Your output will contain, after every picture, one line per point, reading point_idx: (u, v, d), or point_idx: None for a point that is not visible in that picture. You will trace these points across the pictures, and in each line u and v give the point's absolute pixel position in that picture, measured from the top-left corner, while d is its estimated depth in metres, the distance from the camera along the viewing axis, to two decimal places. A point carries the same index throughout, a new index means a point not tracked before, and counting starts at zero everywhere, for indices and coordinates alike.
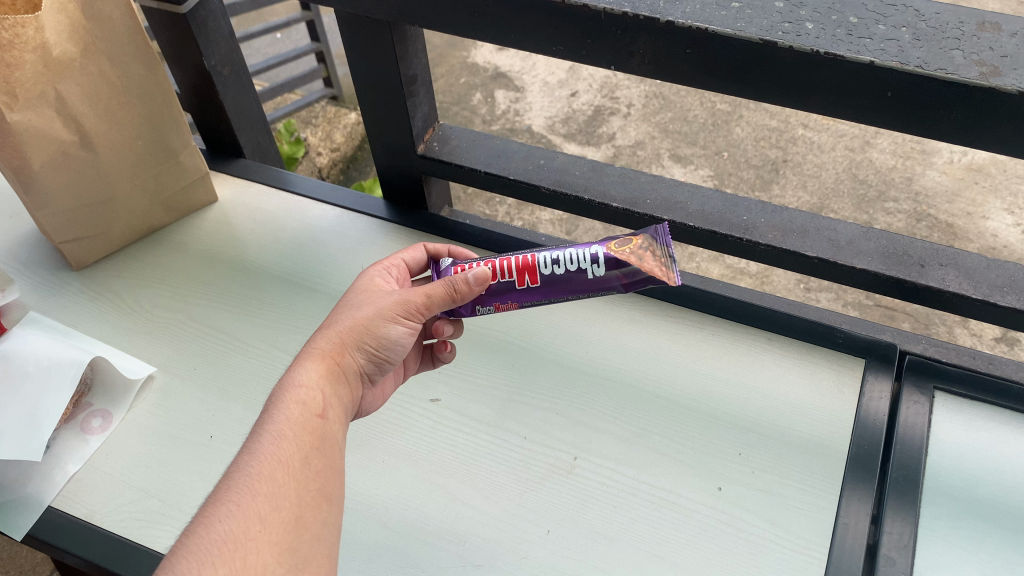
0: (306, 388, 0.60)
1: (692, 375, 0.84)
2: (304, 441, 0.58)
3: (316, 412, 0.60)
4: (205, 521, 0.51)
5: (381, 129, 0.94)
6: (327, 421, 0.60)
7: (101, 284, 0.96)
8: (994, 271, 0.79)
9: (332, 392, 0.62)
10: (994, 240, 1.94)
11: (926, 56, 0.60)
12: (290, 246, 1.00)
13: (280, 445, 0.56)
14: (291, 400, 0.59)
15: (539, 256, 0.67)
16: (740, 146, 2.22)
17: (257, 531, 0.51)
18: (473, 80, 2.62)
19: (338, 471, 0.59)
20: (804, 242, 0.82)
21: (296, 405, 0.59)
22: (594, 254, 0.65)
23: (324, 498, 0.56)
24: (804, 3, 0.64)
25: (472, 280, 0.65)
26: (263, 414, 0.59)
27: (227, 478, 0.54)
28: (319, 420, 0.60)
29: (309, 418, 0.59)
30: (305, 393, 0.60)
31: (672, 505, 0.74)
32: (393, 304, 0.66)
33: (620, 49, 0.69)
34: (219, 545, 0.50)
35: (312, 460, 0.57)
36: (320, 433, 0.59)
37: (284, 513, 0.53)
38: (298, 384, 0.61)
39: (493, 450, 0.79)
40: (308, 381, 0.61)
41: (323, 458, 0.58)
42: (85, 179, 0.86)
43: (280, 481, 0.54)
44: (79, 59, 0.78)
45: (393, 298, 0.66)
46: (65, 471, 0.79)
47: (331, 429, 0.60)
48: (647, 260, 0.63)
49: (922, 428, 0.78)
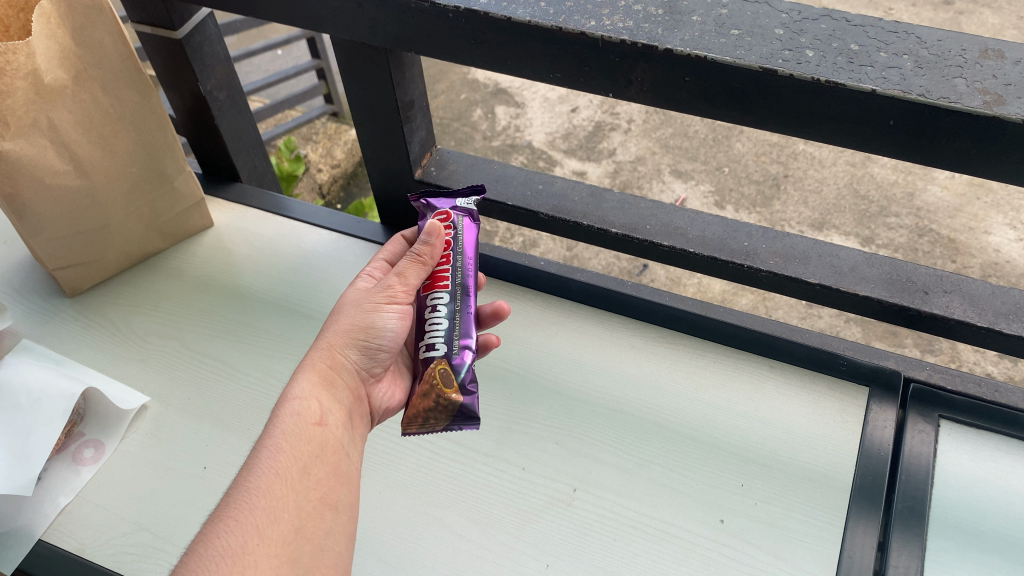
0: (300, 399, 0.61)
1: (693, 404, 0.83)
2: (304, 451, 0.59)
3: (314, 421, 0.61)
4: (205, 538, 0.52)
5: (378, 155, 0.93)
6: (327, 427, 0.61)
7: (96, 311, 0.95)
8: (999, 298, 0.78)
9: (330, 398, 0.63)
10: (997, 256, 1.92)
11: (929, 84, 0.59)
12: (286, 272, 0.99)
13: (279, 458, 0.58)
14: (288, 414, 0.60)
15: (438, 294, 0.69)
16: (741, 162, 2.22)
17: (254, 544, 0.52)
18: (473, 97, 2.63)
19: (344, 479, 0.60)
20: (806, 268, 0.81)
21: (291, 416, 0.60)
22: (434, 343, 0.68)
23: (327, 506, 0.58)
24: (804, 31, 0.63)
25: (429, 239, 0.67)
26: (262, 431, 0.60)
27: (228, 494, 0.56)
28: (319, 427, 0.61)
29: (306, 427, 0.60)
30: (300, 404, 0.61)
31: (673, 537, 0.73)
32: (374, 294, 0.67)
33: (618, 77, 0.68)
34: (219, 560, 0.51)
35: (313, 469, 0.58)
36: (319, 442, 0.60)
37: (283, 526, 0.54)
38: (293, 397, 0.62)
39: (491, 481, 0.78)
40: (302, 392, 0.62)
41: (324, 466, 0.59)
42: (78, 206, 0.85)
43: (279, 493, 0.56)
44: (71, 87, 0.78)
45: (373, 290, 0.67)
46: (56, 503, 0.77)
47: (332, 435, 0.61)
48: (420, 399, 0.67)
49: (927, 457, 0.77)
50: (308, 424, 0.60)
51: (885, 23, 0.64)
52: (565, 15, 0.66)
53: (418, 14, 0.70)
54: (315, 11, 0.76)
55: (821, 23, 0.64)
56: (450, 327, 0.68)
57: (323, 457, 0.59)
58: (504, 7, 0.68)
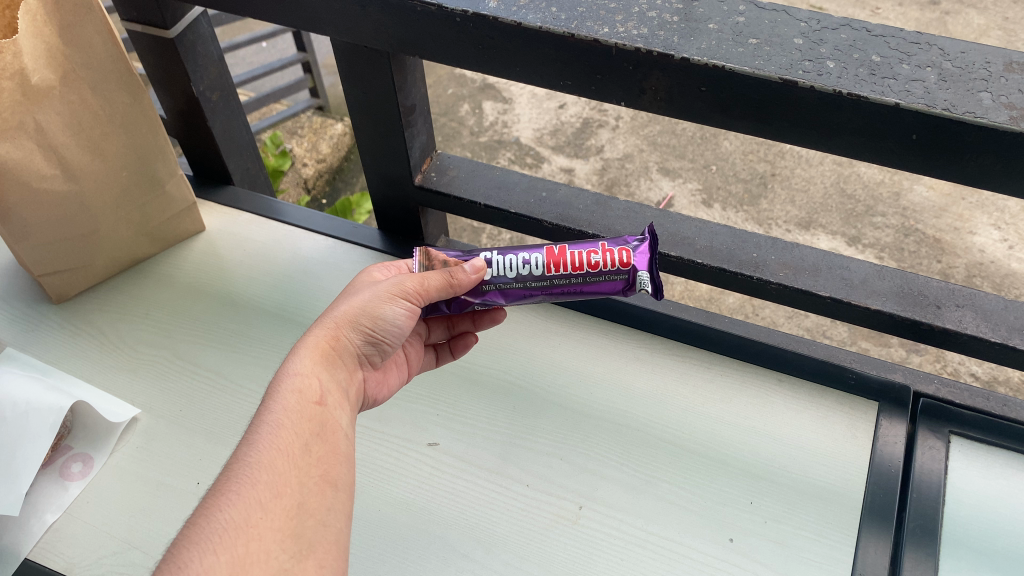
0: (300, 375, 0.59)
1: (700, 419, 0.81)
2: (304, 428, 0.56)
3: (314, 400, 0.58)
4: (205, 512, 0.50)
5: (377, 159, 0.91)
6: (327, 407, 0.59)
7: (83, 319, 0.92)
8: (1012, 313, 0.76)
9: (329, 377, 0.61)
10: (982, 256, 1.92)
11: (954, 98, 0.57)
12: (280, 279, 0.96)
13: (279, 434, 0.55)
14: (289, 391, 0.58)
15: (535, 264, 0.68)
16: (728, 160, 2.20)
17: (258, 518, 0.51)
18: (461, 92, 2.60)
19: (344, 458, 0.57)
20: (816, 281, 0.80)
21: (292, 392, 0.58)
22: (488, 258, 0.69)
23: (327, 484, 0.55)
24: (824, 40, 0.62)
25: (468, 269, 0.67)
26: (259, 407, 0.58)
27: (228, 469, 0.53)
28: (319, 406, 0.58)
29: (306, 405, 0.58)
30: (300, 381, 0.59)
31: (682, 556, 0.71)
32: (386, 286, 0.64)
33: (631, 85, 0.66)
34: (221, 533, 0.49)
35: (313, 446, 0.56)
36: (319, 421, 0.58)
37: (285, 500, 0.52)
38: (293, 373, 0.59)
39: (494, 497, 0.76)
40: (301, 369, 0.60)
41: (324, 445, 0.57)
42: (65, 212, 0.82)
43: (280, 467, 0.53)
44: (58, 87, 0.74)
45: (386, 283, 0.65)
46: (43, 521, 0.74)
47: (331, 416, 0.59)
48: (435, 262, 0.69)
49: (938, 474, 0.75)
50: (308, 402, 0.58)
51: (907, 33, 0.62)
52: (577, 21, 0.64)
53: (425, 17, 0.68)
54: (317, 12, 0.73)
55: (840, 33, 0.62)
56: (504, 275, 0.68)
57: (323, 436, 0.57)
58: (514, 12, 0.65)
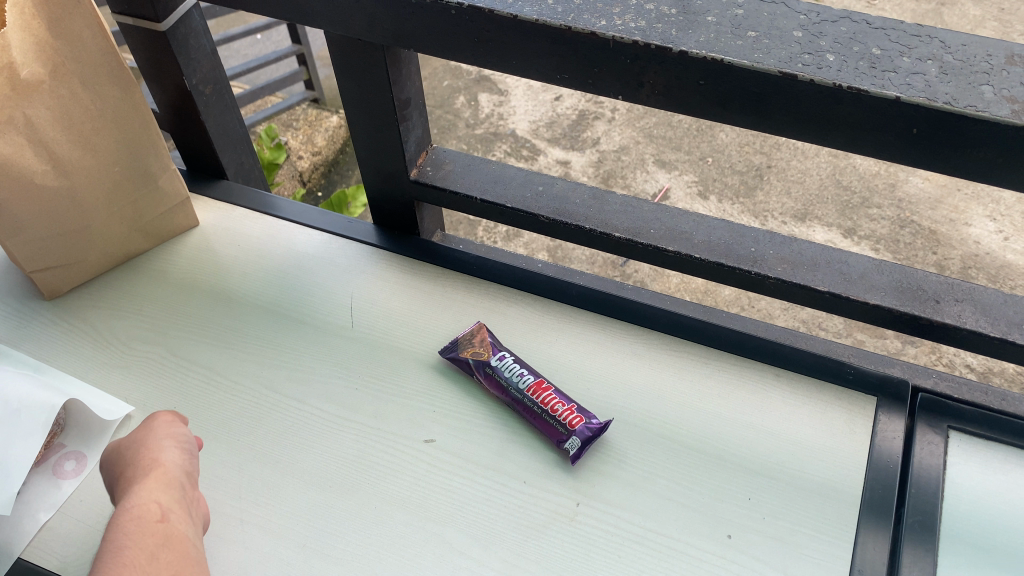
0: (137, 504, 0.61)
1: (698, 415, 0.81)
2: (148, 542, 0.59)
3: (156, 518, 0.61)
4: None
5: (373, 153, 0.90)
6: (170, 522, 0.61)
7: (74, 315, 0.91)
8: (1011, 308, 0.76)
9: (168, 496, 0.63)
10: (977, 247, 1.92)
11: (955, 92, 0.56)
12: (274, 275, 0.96)
13: (121, 551, 0.58)
14: (126, 519, 0.61)
15: None
16: (724, 152, 2.20)
17: None
18: (456, 84, 2.59)
19: (195, 561, 0.61)
20: (815, 275, 0.79)
21: (131, 521, 0.60)
22: None
23: None
24: (824, 33, 0.61)
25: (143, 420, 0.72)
26: (100, 542, 0.60)
27: None
28: (161, 523, 0.61)
29: (148, 525, 0.60)
30: (138, 508, 0.61)
31: (680, 554, 0.71)
32: (175, 425, 0.71)
33: (628, 79, 0.65)
34: None
35: (161, 554, 0.59)
36: (162, 535, 0.60)
37: None
38: (132, 504, 0.62)
39: (491, 495, 0.75)
40: (138, 498, 0.62)
41: (172, 552, 0.60)
42: (56, 209, 0.81)
43: None
44: (47, 81, 0.74)
45: (171, 425, 0.71)
46: (36, 519, 0.74)
47: (176, 529, 0.61)
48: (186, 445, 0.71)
49: (938, 469, 0.75)
50: (149, 522, 0.61)
51: (907, 26, 0.61)
52: (574, 13, 0.64)
53: (420, 11, 0.67)
54: (310, 5, 0.72)
55: (840, 25, 0.61)
56: None
57: (170, 545, 0.60)
58: (511, 4, 0.64)
